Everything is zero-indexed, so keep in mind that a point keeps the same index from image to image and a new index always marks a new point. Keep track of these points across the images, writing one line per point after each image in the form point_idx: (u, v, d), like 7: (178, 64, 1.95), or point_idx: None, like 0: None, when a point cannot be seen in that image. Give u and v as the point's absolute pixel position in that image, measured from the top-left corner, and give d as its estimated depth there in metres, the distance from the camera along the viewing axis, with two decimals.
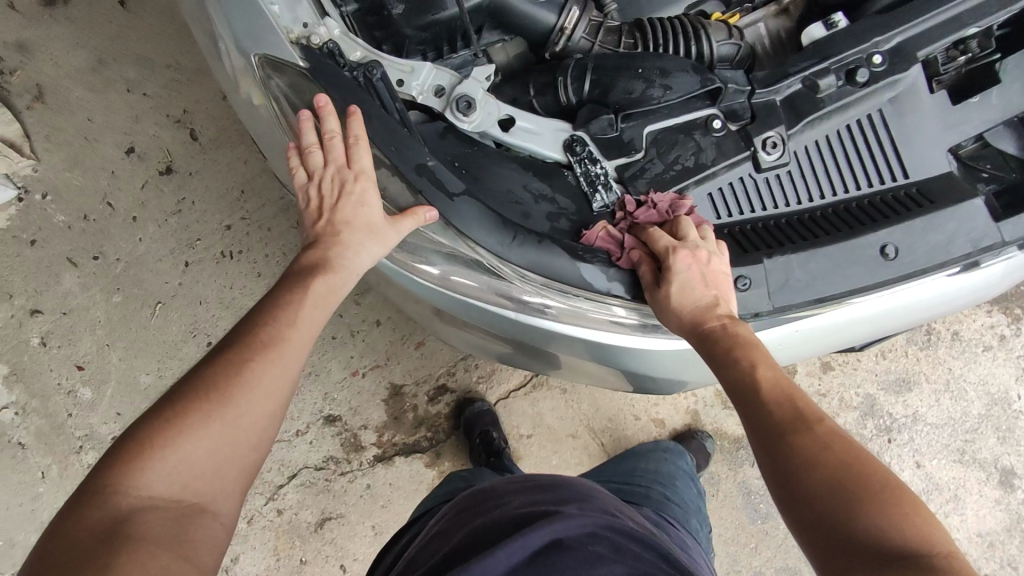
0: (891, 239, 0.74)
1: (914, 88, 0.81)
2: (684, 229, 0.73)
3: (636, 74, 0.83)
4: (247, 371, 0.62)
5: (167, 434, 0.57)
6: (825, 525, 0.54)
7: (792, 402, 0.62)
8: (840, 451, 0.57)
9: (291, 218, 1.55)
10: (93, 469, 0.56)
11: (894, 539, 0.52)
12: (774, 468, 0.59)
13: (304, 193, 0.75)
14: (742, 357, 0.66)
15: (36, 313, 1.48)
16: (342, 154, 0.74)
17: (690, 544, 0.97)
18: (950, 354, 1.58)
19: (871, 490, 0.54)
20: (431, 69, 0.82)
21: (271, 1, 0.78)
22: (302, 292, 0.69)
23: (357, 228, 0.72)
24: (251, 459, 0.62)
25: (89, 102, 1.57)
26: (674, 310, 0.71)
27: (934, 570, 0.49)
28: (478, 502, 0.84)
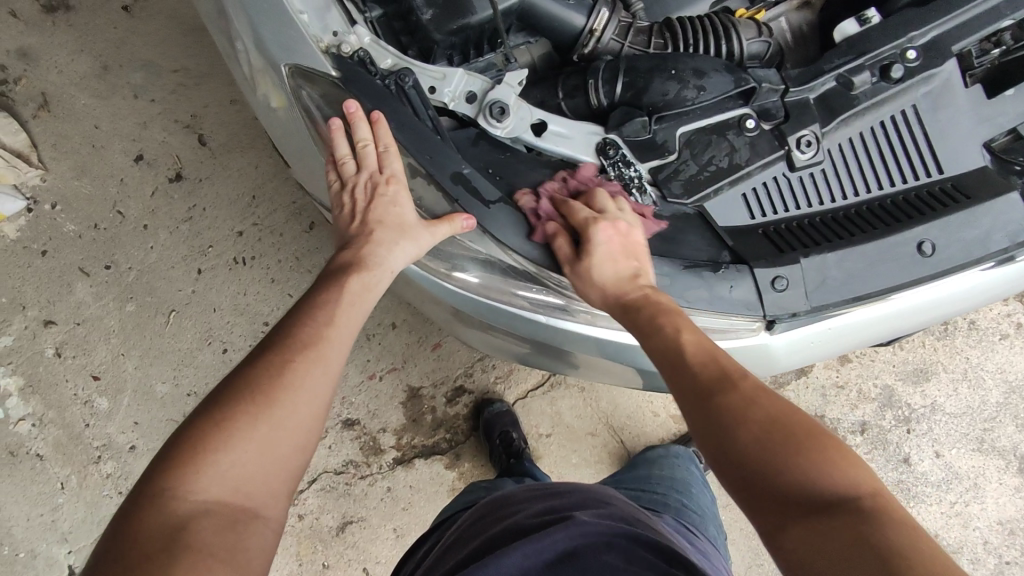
0: (927, 236, 0.75)
1: (949, 83, 0.81)
2: (601, 202, 0.77)
3: (670, 75, 0.82)
4: (291, 371, 0.63)
5: (217, 436, 0.57)
6: (757, 480, 0.55)
7: (716, 361, 0.64)
8: (764, 403, 0.59)
9: (303, 223, 1.54)
10: (146, 477, 0.56)
11: (821, 485, 0.53)
12: (706, 430, 0.60)
13: (339, 201, 0.78)
14: (666, 324, 0.69)
15: (50, 324, 1.47)
16: (373, 162, 0.76)
17: (709, 551, 0.92)
18: (967, 343, 1.57)
19: (800, 438, 0.56)
20: (462, 76, 0.82)
21: (300, 10, 0.78)
22: (337, 293, 0.71)
23: (390, 226, 0.75)
24: (299, 461, 0.62)
25: (96, 110, 1.56)
26: (595, 279, 0.74)
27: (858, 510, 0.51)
28: (497, 511, 0.85)
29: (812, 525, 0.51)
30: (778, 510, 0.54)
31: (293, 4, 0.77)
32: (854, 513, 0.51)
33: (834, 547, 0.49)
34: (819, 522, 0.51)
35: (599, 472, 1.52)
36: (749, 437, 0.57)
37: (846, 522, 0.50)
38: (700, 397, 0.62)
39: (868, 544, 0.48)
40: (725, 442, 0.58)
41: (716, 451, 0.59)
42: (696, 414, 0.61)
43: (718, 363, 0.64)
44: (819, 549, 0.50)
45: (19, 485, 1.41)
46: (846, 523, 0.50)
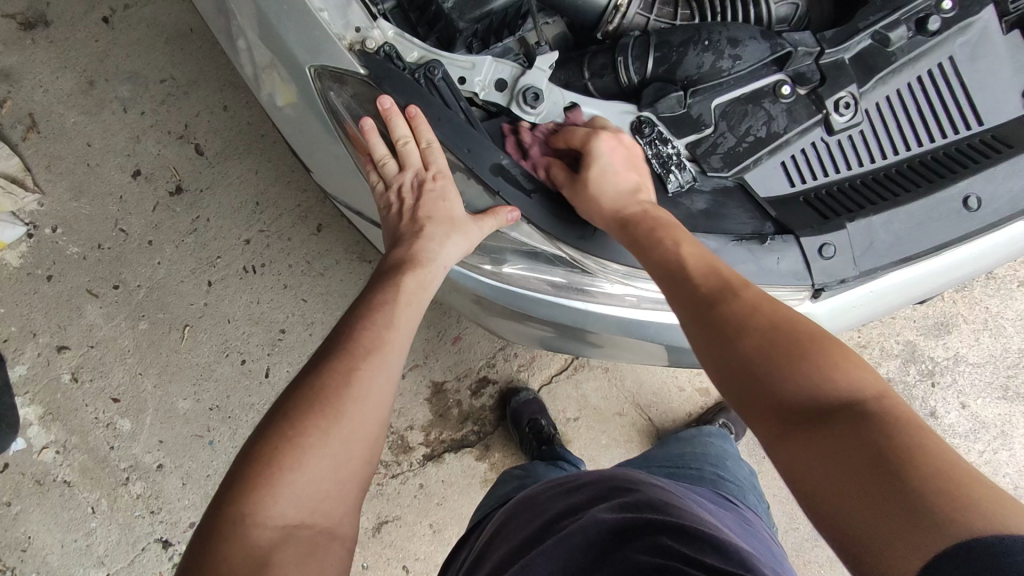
0: (972, 190, 0.74)
1: (986, 33, 0.80)
2: (601, 123, 0.78)
3: (704, 47, 0.80)
4: (357, 381, 0.61)
5: (292, 454, 0.56)
6: (761, 386, 0.56)
7: (716, 274, 0.65)
8: (765, 314, 0.60)
9: (311, 225, 1.52)
10: (218, 504, 0.55)
11: (824, 387, 0.54)
12: (707, 336, 0.61)
13: (384, 200, 0.77)
14: (666, 236, 0.70)
15: (63, 349, 1.45)
16: (418, 159, 0.75)
17: (752, 520, 0.87)
18: (985, 293, 1.56)
19: (801, 345, 0.57)
20: (491, 63, 0.80)
21: (320, 8, 0.75)
22: (393, 294, 0.70)
23: (439, 222, 0.74)
24: (367, 472, 0.61)
25: (86, 127, 1.52)
26: (597, 193, 0.74)
27: (859, 410, 0.52)
28: (526, 511, 0.79)
29: (812, 430, 0.52)
30: (779, 417, 0.55)
31: (313, 2, 0.75)
32: (851, 413, 0.52)
33: (830, 449, 0.51)
34: (818, 425, 0.52)
35: (629, 451, 1.52)
36: (748, 346, 0.58)
37: (845, 424, 0.51)
38: (700, 311, 0.63)
39: (866, 443, 0.49)
40: (727, 355, 0.59)
41: (716, 364, 0.60)
42: (698, 327, 0.62)
43: (718, 278, 0.65)
44: (824, 454, 0.51)
45: (48, 513, 1.40)
46: (844, 426, 0.51)
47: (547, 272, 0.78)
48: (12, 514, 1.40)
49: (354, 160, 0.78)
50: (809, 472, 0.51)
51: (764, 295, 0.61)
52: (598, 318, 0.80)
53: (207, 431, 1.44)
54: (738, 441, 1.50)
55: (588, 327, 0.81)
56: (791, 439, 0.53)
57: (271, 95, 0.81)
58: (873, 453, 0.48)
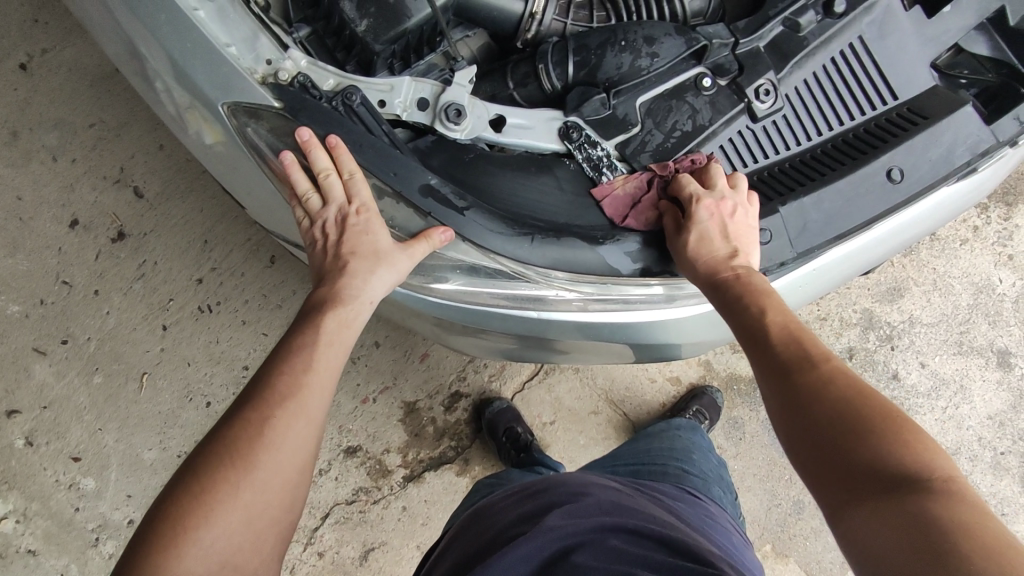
0: (895, 162, 0.76)
1: (890, 10, 0.82)
2: (714, 179, 0.75)
3: (622, 47, 0.80)
4: (271, 431, 0.60)
5: (199, 510, 0.55)
6: (830, 451, 0.58)
7: (799, 342, 0.65)
8: (850, 387, 0.60)
9: (262, 257, 1.49)
10: (127, 561, 0.54)
11: (895, 463, 0.54)
12: (783, 400, 0.63)
13: (310, 236, 0.74)
14: (751, 303, 0.69)
15: (14, 413, 1.39)
16: (341, 192, 0.72)
17: (714, 513, 0.87)
18: (931, 255, 1.61)
19: (880, 424, 0.57)
20: (409, 83, 0.79)
21: (226, 42, 0.73)
22: (314, 335, 0.67)
23: (363, 256, 0.71)
24: (286, 520, 0.60)
25: (15, 181, 1.46)
26: (694, 259, 0.73)
27: (922, 489, 0.52)
28: (478, 523, 0.77)
29: (873, 503, 0.53)
30: (844, 484, 0.56)
31: (217, 37, 0.73)
32: (917, 494, 0.52)
33: (888, 523, 0.51)
34: (879, 499, 0.53)
35: (608, 448, 1.52)
36: (823, 415, 0.59)
37: (908, 503, 0.51)
38: (778, 377, 0.64)
39: (926, 526, 0.49)
40: (800, 420, 0.61)
41: (789, 425, 0.62)
42: (775, 391, 0.64)
43: (799, 347, 0.65)
44: (880, 528, 0.51)
45: None
46: (907, 505, 0.51)
47: (493, 287, 0.77)
48: None
49: (281, 192, 0.77)
50: (861, 541, 0.52)
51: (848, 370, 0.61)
52: (555, 323, 0.80)
53: None
54: (713, 425, 1.52)
55: (545, 332, 0.82)
56: (854, 509, 0.54)
57: (196, 133, 0.78)
58: (926, 530, 0.49)
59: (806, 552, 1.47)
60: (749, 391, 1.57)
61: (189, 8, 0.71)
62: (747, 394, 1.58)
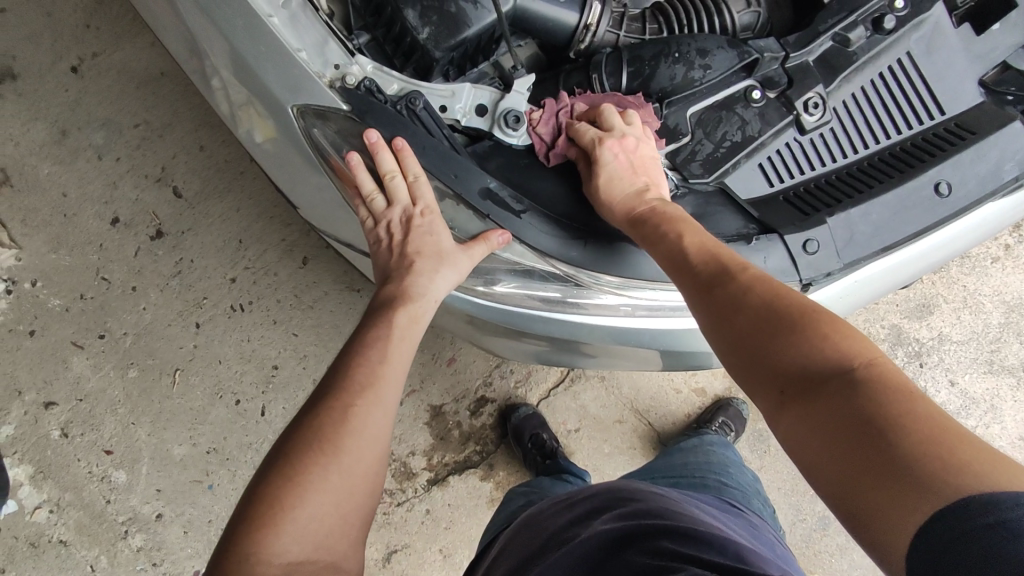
0: (943, 176, 0.78)
1: (939, 27, 0.84)
2: (607, 120, 0.79)
3: (676, 58, 0.82)
4: (354, 418, 0.63)
5: (294, 493, 0.58)
6: (757, 357, 0.59)
7: (717, 259, 0.67)
8: (765, 291, 0.62)
9: (296, 258, 1.52)
10: (229, 543, 0.57)
11: (817, 355, 0.55)
12: (711, 315, 0.64)
13: (374, 235, 0.77)
14: (668, 228, 0.72)
15: (51, 405, 1.42)
16: (406, 195, 0.75)
17: (757, 525, 0.87)
18: (962, 272, 1.60)
19: (798, 318, 0.58)
20: (469, 90, 0.82)
21: (298, 48, 0.76)
22: (386, 330, 0.71)
23: (428, 256, 0.75)
24: (368, 505, 0.63)
25: (61, 178, 1.51)
26: (608, 202, 0.77)
27: (843, 373, 0.53)
28: (527, 529, 0.78)
29: (804, 399, 0.54)
30: (777, 387, 0.57)
31: (290, 43, 0.75)
32: (841, 381, 0.53)
33: (821, 415, 0.52)
34: (809, 393, 0.54)
35: (633, 458, 1.53)
36: (745, 323, 0.61)
37: (836, 389, 0.52)
38: (703, 295, 0.66)
39: (854, 413, 0.50)
40: (728, 333, 0.62)
41: (721, 343, 0.63)
42: (701, 308, 0.66)
43: (715, 263, 0.67)
44: (815, 421, 0.53)
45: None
46: (834, 393, 0.52)
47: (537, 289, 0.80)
48: None
49: (343, 195, 0.80)
50: (802, 437, 0.53)
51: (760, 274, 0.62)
52: (591, 327, 0.83)
53: (205, 475, 1.43)
54: (738, 437, 1.52)
55: (582, 339, 0.84)
56: (791, 410, 0.55)
57: (249, 131, 0.82)
58: (855, 413, 0.50)
59: (831, 569, 1.46)
60: None
61: (264, 14, 0.74)
62: None
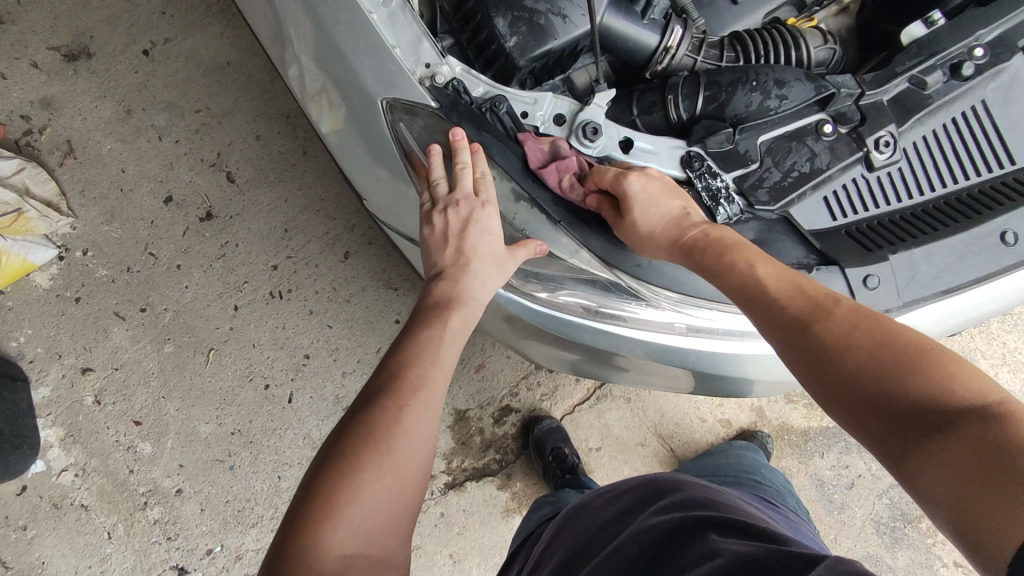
0: (1010, 226, 0.79)
1: (1018, 78, 0.84)
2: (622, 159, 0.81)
3: (752, 87, 0.84)
4: (405, 418, 0.64)
5: (348, 489, 0.59)
6: (871, 401, 0.55)
7: (804, 293, 0.64)
8: (867, 326, 0.59)
9: (338, 251, 1.55)
10: (286, 534, 0.58)
11: (945, 400, 0.52)
12: (808, 353, 0.60)
13: (430, 220, 0.79)
14: (737, 260, 0.71)
15: (88, 371, 1.46)
16: (470, 185, 0.79)
17: (795, 519, 0.88)
18: (1003, 329, 1.58)
19: (914, 357, 0.55)
20: (551, 99, 0.85)
21: (393, 45, 0.80)
22: (440, 332, 0.73)
23: (484, 256, 0.77)
24: (414, 502, 0.64)
25: (121, 154, 1.56)
26: (653, 234, 0.77)
27: (984, 418, 0.49)
28: (576, 520, 0.79)
29: (937, 445, 0.50)
30: (901, 434, 0.53)
31: (387, 38, 0.80)
32: (979, 425, 0.49)
33: (964, 462, 0.48)
34: (943, 440, 0.50)
35: None
36: (854, 363, 0.57)
37: (975, 435, 0.49)
38: (796, 332, 0.62)
39: (1005, 460, 0.46)
40: (833, 375, 0.58)
41: (824, 384, 0.59)
42: (795, 345, 0.62)
43: (805, 297, 0.64)
44: (956, 470, 0.48)
45: (63, 537, 1.38)
46: (974, 437, 0.49)
47: (595, 298, 0.84)
48: (25, 538, 1.38)
49: (413, 183, 0.83)
50: (942, 488, 0.49)
51: (861, 308, 0.59)
52: (641, 343, 0.85)
53: (227, 456, 1.44)
54: None
55: (621, 350, 0.86)
56: (921, 457, 0.51)
57: (316, 120, 0.87)
58: (1004, 460, 0.46)
59: None
60: (800, 444, 1.55)
61: (365, 10, 0.79)
62: (798, 446, 1.56)
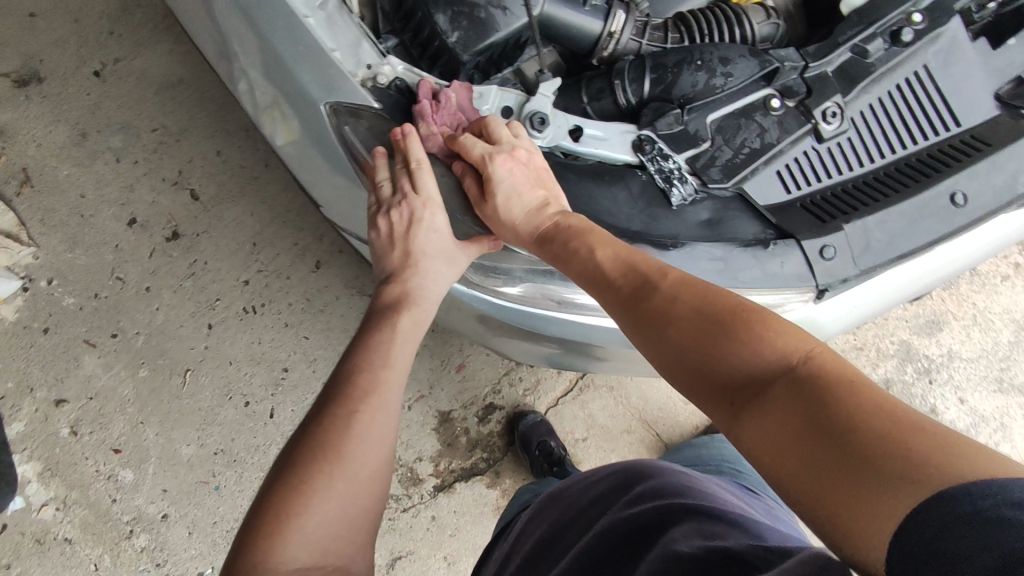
0: (958, 187, 0.80)
1: (956, 41, 0.86)
2: (495, 132, 0.77)
3: (698, 66, 0.84)
4: (357, 425, 0.63)
5: (299, 501, 0.59)
6: (700, 371, 0.58)
7: (635, 270, 0.67)
8: (689, 296, 0.61)
9: (308, 262, 1.53)
10: (237, 548, 0.58)
11: (756, 361, 0.55)
12: (644, 330, 0.63)
13: (375, 223, 0.78)
14: (578, 239, 0.72)
15: (61, 402, 1.42)
16: (410, 182, 0.76)
17: (775, 507, 0.89)
18: (971, 290, 1.60)
19: (729, 322, 0.58)
20: (496, 91, 0.84)
21: (332, 48, 0.79)
22: (390, 334, 0.72)
23: (432, 256, 0.77)
24: (373, 508, 0.64)
25: (79, 179, 1.53)
26: (508, 221, 0.76)
27: (787, 374, 0.53)
28: (552, 507, 0.79)
29: (756, 406, 0.54)
30: (728, 399, 0.56)
31: (325, 43, 0.78)
32: (783, 383, 0.53)
33: (778, 422, 0.51)
34: (758, 401, 0.54)
35: None
36: (679, 336, 0.60)
37: (782, 393, 0.52)
38: (632, 310, 0.65)
39: (808, 415, 0.50)
40: (666, 349, 0.61)
41: (662, 358, 0.62)
42: (633, 325, 0.64)
43: (637, 274, 0.67)
44: (771, 427, 0.52)
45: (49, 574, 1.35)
46: (781, 394, 0.52)
47: (559, 290, 0.83)
48: None
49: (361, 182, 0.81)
50: (760, 448, 0.52)
51: (682, 279, 0.62)
52: (610, 330, 0.86)
53: (212, 476, 1.42)
54: None
55: (596, 340, 0.87)
56: (745, 418, 0.54)
57: (272, 133, 0.86)
58: (807, 415, 0.50)
59: None
60: None
61: (301, 15, 0.78)
62: None
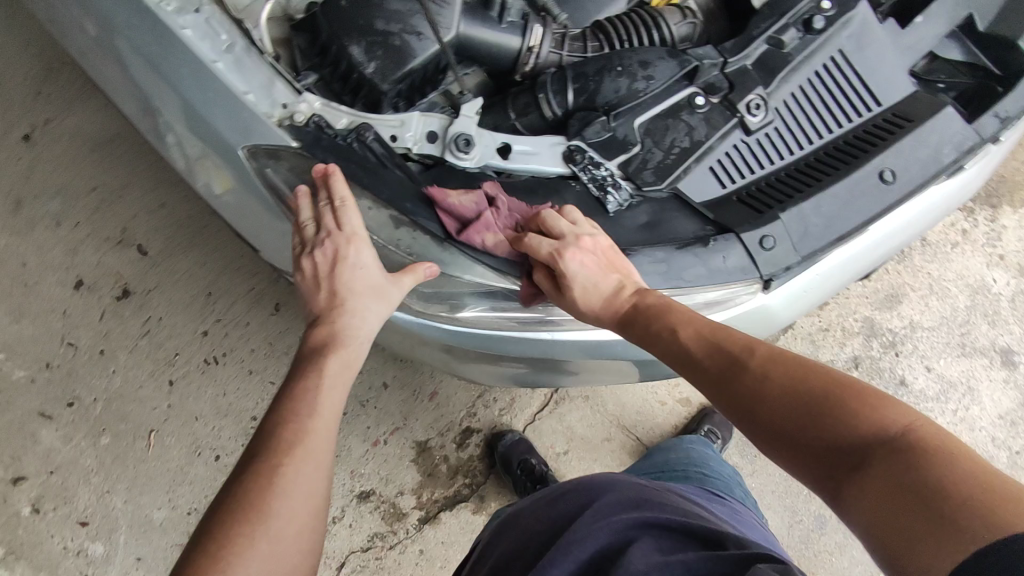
0: (886, 164, 0.82)
1: (867, 24, 0.88)
2: (557, 226, 0.75)
3: (619, 72, 0.85)
4: (280, 481, 0.61)
5: (217, 569, 0.55)
6: (798, 445, 0.59)
7: (717, 348, 0.67)
8: (781, 373, 0.62)
9: (265, 306, 1.50)
10: None
11: (856, 435, 0.56)
12: (735, 405, 0.64)
13: (300, 265, 0.77)
14: (657, 320, 0.72)
15: (20, 480, 1.36)
16: (332, 220, 0.75)
17: (741, 510, 0.88)
18: (925, 260, 1.64)
19: (826, 398, 0.58)
20: (419, 118, 0.84)
21: (244, 90, 0.78)
22: (316, 380, 0.69)
23: (359, 292, 0.74)
24: (304, 566, 0.61)
25: (19, 247, 1.48)
26: (587, 309, 0.76)
27: (888, 449, 0.54)
28: (509, 530, 0.77)
29: (858, 479, 0.54)
30: (829, 473, 0.57)
31: (237, 86, 0.77)
32: (886, 458, 0.53)
33: (879, 495, 0.52)
34: (859, 475, 0.54)
35: None
36: (775, 412, 0.60)
37: (883, 467, 0.53)
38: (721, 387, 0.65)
39: (911, 489, 0.50)
40: (762, 425, 0.61)
41: (758, 433, 0.62)
42: (725, 401, 0.65)
43: (721, 351, 0.67)
44: (875, 501, 0.52)
45: None
46: (883, 467, 0.53)
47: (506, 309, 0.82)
48: None
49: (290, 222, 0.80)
50: (863, 517, 0.53)
51: (774, 357, 0.62)
52: (567, 343, 0.85)
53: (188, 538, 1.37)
54: (728, 443, 1.50)
55: (557, 355, 0.86)
56: (846, 490, 0.55)
57: (207, 183, 0.83)
58: (910, 489, 0.50)
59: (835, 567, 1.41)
60: None
61: (208, 60, 0.76)
62: None
